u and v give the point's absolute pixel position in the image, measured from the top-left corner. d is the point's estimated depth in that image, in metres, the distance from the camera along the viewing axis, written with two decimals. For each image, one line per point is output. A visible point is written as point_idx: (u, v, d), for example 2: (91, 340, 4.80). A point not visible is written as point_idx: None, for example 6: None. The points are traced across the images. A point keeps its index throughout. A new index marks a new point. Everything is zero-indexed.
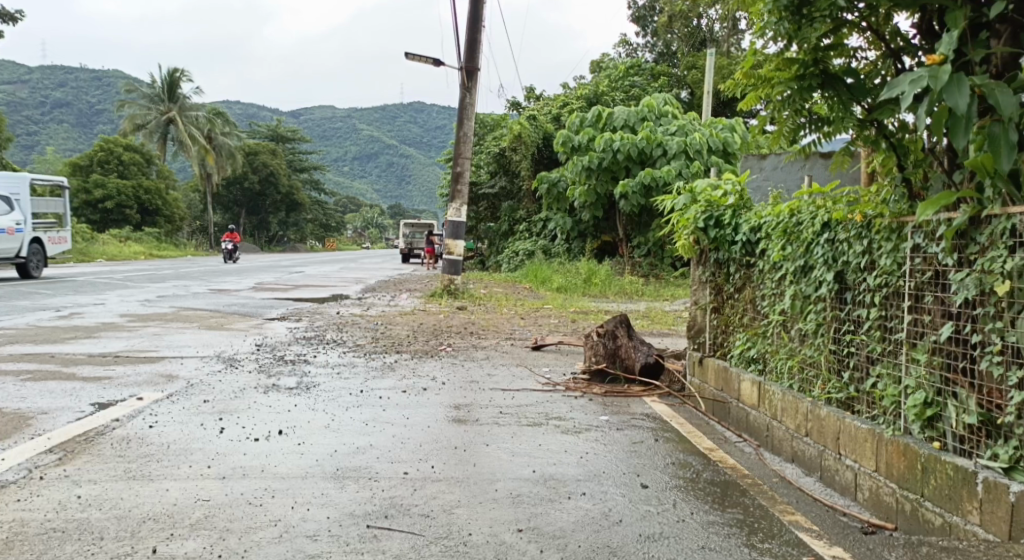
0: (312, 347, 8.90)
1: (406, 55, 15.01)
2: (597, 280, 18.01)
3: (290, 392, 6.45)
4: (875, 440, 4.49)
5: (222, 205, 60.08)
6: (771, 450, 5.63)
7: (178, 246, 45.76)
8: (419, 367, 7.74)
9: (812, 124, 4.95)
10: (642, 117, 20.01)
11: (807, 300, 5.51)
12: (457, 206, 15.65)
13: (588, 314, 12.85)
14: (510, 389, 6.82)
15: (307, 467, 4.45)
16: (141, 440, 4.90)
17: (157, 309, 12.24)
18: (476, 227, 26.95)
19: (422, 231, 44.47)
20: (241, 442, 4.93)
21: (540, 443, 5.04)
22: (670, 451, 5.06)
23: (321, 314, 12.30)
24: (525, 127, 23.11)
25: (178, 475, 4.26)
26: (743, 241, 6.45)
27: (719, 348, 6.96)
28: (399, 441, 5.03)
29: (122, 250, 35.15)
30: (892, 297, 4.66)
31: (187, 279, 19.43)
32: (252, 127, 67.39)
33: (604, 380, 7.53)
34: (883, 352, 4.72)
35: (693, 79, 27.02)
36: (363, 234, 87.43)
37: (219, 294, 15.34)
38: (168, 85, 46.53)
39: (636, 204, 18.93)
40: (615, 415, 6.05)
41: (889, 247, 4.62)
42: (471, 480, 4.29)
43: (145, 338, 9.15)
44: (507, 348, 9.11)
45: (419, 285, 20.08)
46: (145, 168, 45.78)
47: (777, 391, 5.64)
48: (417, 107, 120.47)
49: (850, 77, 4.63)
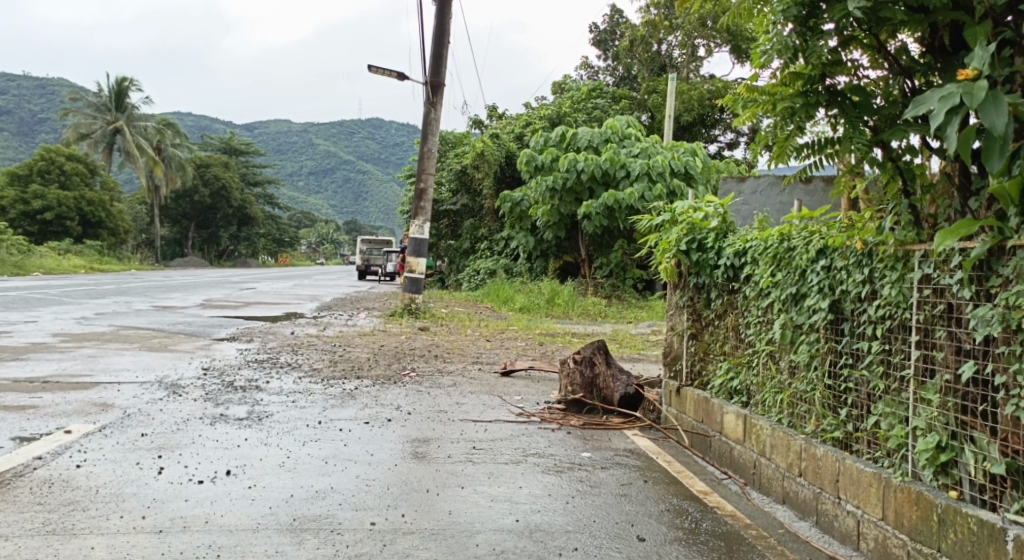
0: (265, 371, 8.37)
1: (369, 68, 14.62)
2: (560, 300, 17.70)
3: (240, 424, 5.95)
4: (881, 485, 4.17)
5: (170, 218, 58.77)
6: (759, 489, 5.29)
7: (121, 260, 44.47)
8: (383, 395, 7.27)
9: (815, 146, 4.56)
10: (605, 139, 19.80)
11: (797, 330, 5.16)
12: (418, 224, 15.20)
13: (554, 337, 12.47)
14: (481, 421, 6.39)
15: (257, 518, 4.03)
16: (67, 484, 4.42)
17: (93, 328, 11.54)
18: (435, 245, 26.49)
19: (378, 247, 43.85)
20: (182, 486, 4.48)
21: (520, 486, 4.68)
22: (662, 495, 4.71)
23: (274, 335, 11.72)
24: (487, 144, 22.79)
25: (105, 529, 3.82)
26: (725, 266, 6.07)
27: (697, 377, 6.61)
28: (363, 483, 4.64)
29: (60, 264, 34.00)
30: (896, 329, 4.32)
31: (129, 295, 18.65)
32: (205, 140, 66.36)
33: (580, 411, 7.15)
34: (885, 390, 4.38)
35: (653, 103, 26.86)
36: (318, 250, 86.11)
37: (163, 312, 14.65)
38: (116, 95, 45.64)
39: (599, 226, 18.66)
40: (597, 451, 5.68)
41: (894, 277, 4.28)
42: (447, 533, 3.92)
43: (79, 360, 8.52)
44: (474, 374, 8.68)
45: (376, 303, 19.59)
46: (89, 179, 44.49)
47: (765, 425, 5.31)
48: (375, 126, 120.01)
49: (857, 95, 4.26)
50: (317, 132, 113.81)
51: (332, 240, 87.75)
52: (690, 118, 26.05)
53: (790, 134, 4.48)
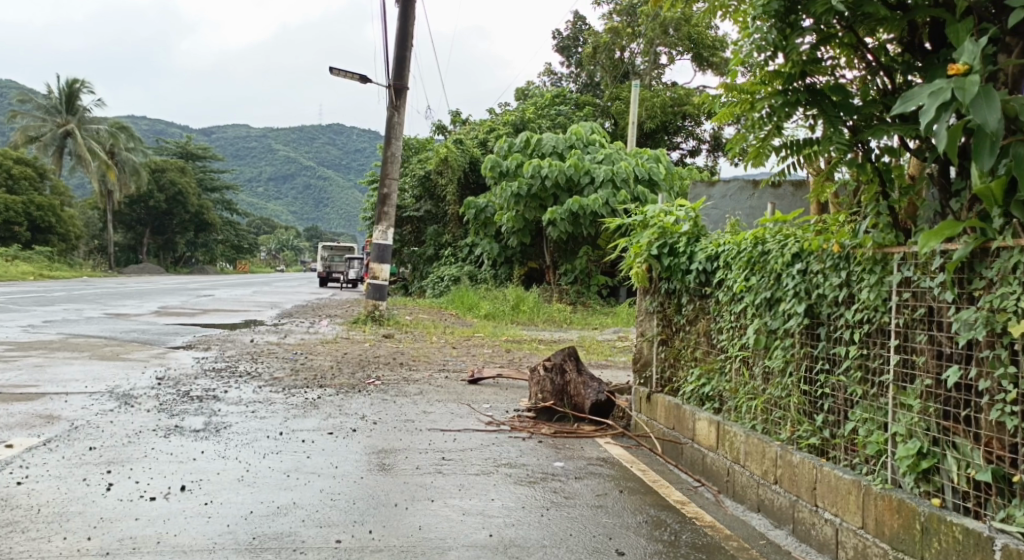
0: (223, 380, 8.12)
1: (330, 70, 14.40)
2: (524, 307, 17.59)
3: (196, 437, 5.72)
4: (860, 493, 4.09)
5: (123, 224, 57.63)
6: (733, 497, 5.19)
7: (72, 266, 43.50)
8: (347, 404, 7.07)
9: (793, 146, 4.46)
10: (570, 144, 19.71)
11: (772, 335, 5.07)
12: (382, 229, 14.98)
13: (521, 343, 12.34)
14: (449, 430, 6.23)
15: (212, 537, 3.90)
16: (5, 504, 4.23)
17: (41, 337, 11.13)
18: (398, 251, 26.27)
19: (340, 254, 43.32)
20: (132, 503, 4.31)
21: (492, 498, 4.57)
22: (639, 505, 4.63)
23: (233, 343, 11.42)
24: (451, 150, 22.58)
25: (46, 553, 3.69)
26: (697, 270, 5.97)
27: (667, 384, 6.51)
28: (327, 497, 4.49)
29: (7, 271, 33.12)
30: (875, 333, 4.23)
31: (80, 302, 18.12)
32: (161, 144, 65.28)
33: (551, 419, 7.02)
34: (863, 395, 4.29)
35: (616, 110, 26.84)
36: (278, 257, 85.06)
37: (115, 320, 14.24)
38: (66, 97, 44.63)
39: (564, 232, 18.57)
40: (570, 460, 5.56)
41: (872, 280, 4.20)
42: (418, 550, 3.82)
43: (25, 371, 8.19)
44: (441, 382, 8.50)
45: (339, 311, 19.28)
46: (37, 183, 43.45)
47: (739, 432, 5.22)
48: (337, 133, 119.22)
49: (837, 93, 4.16)
50: (277, 138, 112.64)
51: (293, 246, 86.78)
52: (653, 125, 26.10)
53: (769, 134, 4.39)
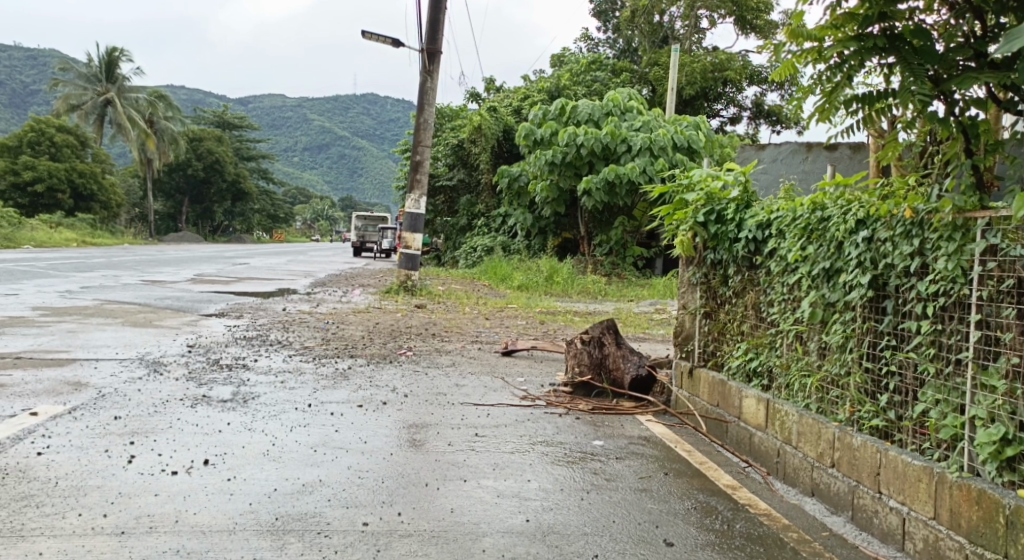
0: (253, 349, 7.93)
1: (363, 34, 14.04)
2: (558, 278, 17.26)
3: (223, 407, 5.49)
4: (932, 480, 3.74)
5: (163, 193, 58.13)
6: (784, 480, 4.85)
7: (113, 234, 43.91)
8: (377, 376, 6.82)
9: (866, 99, 4.04)
10: (606, 112, 19.19)
11: (830, 309, 4.70)
12: (415, 197, 14.66)
13: (555, 315, 12.02)
14: (483, 404, 5.95)
15: (234, 517, 3.66)
16: (22, 476, 4.02)
17: (77, 302, 11.02)
18: (431, 221, 26.03)
19: (373, 223, 43.22)
20: (151, 478, 4.08)
21: (528, 479, 4.28)
22: (687, 490, 4.31)
23: (264, 311, 11.22)
24: (485, 118, 22.18)
25: (59, 530, 3.46)
26: (746, 238, 5.58)
27: (710, 358, 6.16)
28: (356, 475, 4.22)
29: (51, 237, 33.49)
30: (951, 307, 3.85)
31: (117, 268, 18.09)
32: (198, 112, 65.57)
33: (589, 394, 6.69)
34: (935, 374, 3.93)
35: (654, 76, 26.16)
36: (313, 227, 85.68)
37: (151, 287, 14.14)
38: (106, 65, 44.82)
39: (599, 202, 18.12)
40: (610, 439, 5.25)
41: (951, 248, 3.81)
42: (449, 536, 3.54)
43: (57, 336, 8.04)
44: (474, 354, 8.23)
45: (373, 280, 19.19)
46: (80, 151, 43.72)
47: (791, 411, 4.86)
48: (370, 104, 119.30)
49: (918, 40, 3.77)
50: (312, 109, 112.92)
51: (328, 216, 87.07)
52: (692, 92, 25.42)
53: (839, 87, 3.97)
